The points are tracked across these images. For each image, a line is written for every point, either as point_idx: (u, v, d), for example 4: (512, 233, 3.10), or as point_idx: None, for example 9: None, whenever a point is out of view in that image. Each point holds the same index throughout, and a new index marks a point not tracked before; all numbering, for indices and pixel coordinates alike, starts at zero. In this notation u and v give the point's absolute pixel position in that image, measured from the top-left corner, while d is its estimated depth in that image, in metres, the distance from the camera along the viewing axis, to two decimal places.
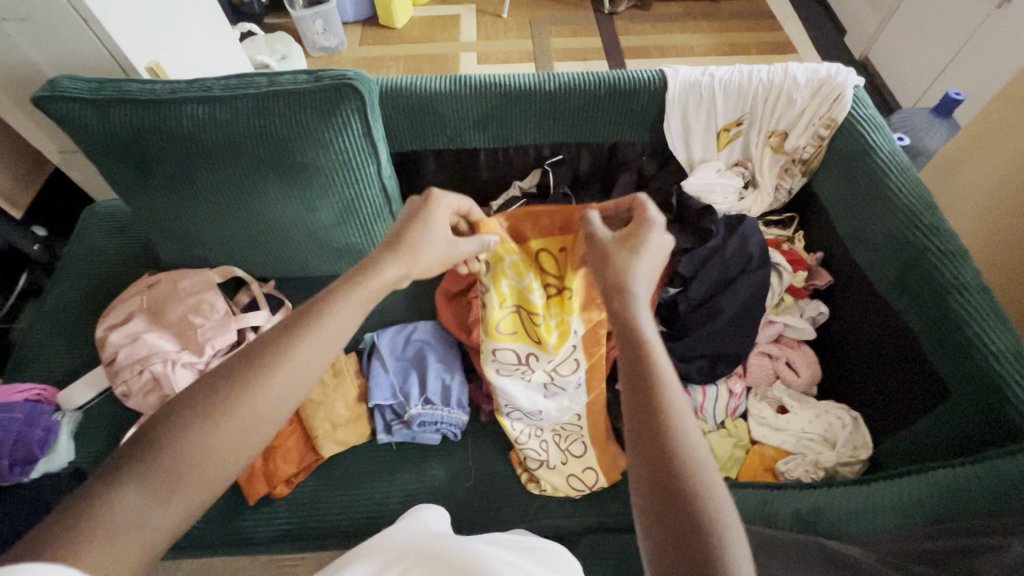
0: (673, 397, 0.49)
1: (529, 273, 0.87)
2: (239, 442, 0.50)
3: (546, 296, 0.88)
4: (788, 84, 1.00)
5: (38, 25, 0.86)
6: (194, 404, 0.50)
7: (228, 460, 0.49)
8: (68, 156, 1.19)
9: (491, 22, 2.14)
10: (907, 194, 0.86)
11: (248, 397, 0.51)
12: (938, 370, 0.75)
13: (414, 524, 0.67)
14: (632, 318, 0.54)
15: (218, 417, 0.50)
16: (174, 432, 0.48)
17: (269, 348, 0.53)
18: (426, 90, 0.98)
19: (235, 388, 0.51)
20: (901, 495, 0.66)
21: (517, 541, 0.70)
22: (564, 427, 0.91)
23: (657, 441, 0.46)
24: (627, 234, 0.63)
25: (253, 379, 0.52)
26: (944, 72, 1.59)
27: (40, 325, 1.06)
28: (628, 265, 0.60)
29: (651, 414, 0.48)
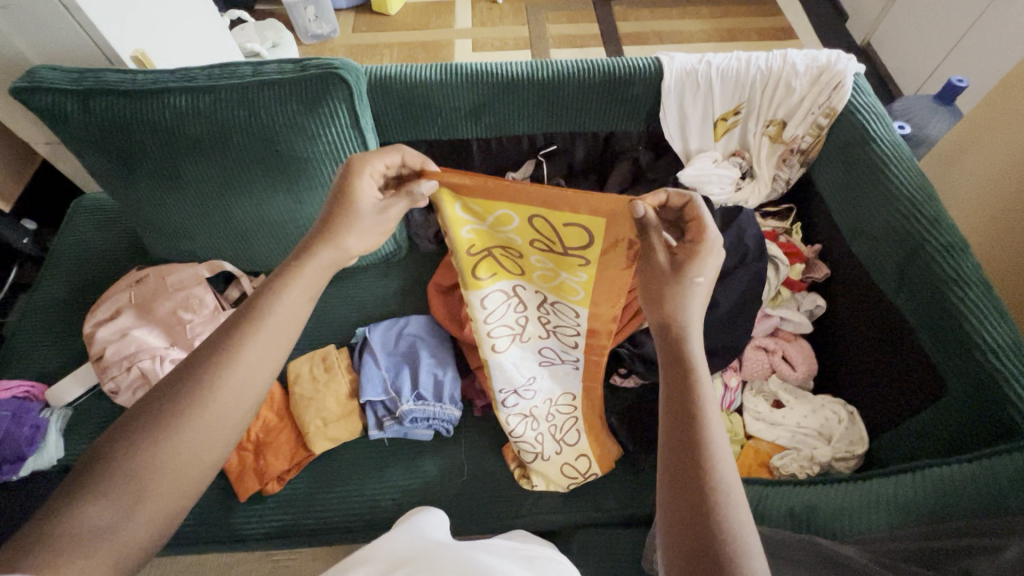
0: (715, 436, 0.48)
1: (513, 225, 0.64)
2: (205, 442, 0.49)
3: (536, 253, 0.67)
4: (788, 72, 0.98)
5: (18, 13, 0.83)
6: (152, 411, 0.49)
7: (198, 461, 0.49)
8: (56, 148, 1.17)
9: (487, 8, 2.10)
10: (907, 186, 0.84)
11: (207, 396, 0.50)
12: (936, 366, 0.74)
13: (412, 532, 0.66)
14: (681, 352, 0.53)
15: (179, 421, 0.48)
16: (133, 441, 0.47)
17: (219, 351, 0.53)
18: (416, 79, 0.96)
19: (194, 391, 0.50)
20: (896, 492, 0.65)
21: (517, 550, 0.68)
22: (558, 416, 0.85)
23: (691, 480, 0.46)
24: (680, 254, 0.57)
25: (213, 377, 0.51)
26: (947, 59, 1.56)
27: (28, 321, 1.05)
28: (681, 299, 0.55)
29: (689, 457, 0.48)
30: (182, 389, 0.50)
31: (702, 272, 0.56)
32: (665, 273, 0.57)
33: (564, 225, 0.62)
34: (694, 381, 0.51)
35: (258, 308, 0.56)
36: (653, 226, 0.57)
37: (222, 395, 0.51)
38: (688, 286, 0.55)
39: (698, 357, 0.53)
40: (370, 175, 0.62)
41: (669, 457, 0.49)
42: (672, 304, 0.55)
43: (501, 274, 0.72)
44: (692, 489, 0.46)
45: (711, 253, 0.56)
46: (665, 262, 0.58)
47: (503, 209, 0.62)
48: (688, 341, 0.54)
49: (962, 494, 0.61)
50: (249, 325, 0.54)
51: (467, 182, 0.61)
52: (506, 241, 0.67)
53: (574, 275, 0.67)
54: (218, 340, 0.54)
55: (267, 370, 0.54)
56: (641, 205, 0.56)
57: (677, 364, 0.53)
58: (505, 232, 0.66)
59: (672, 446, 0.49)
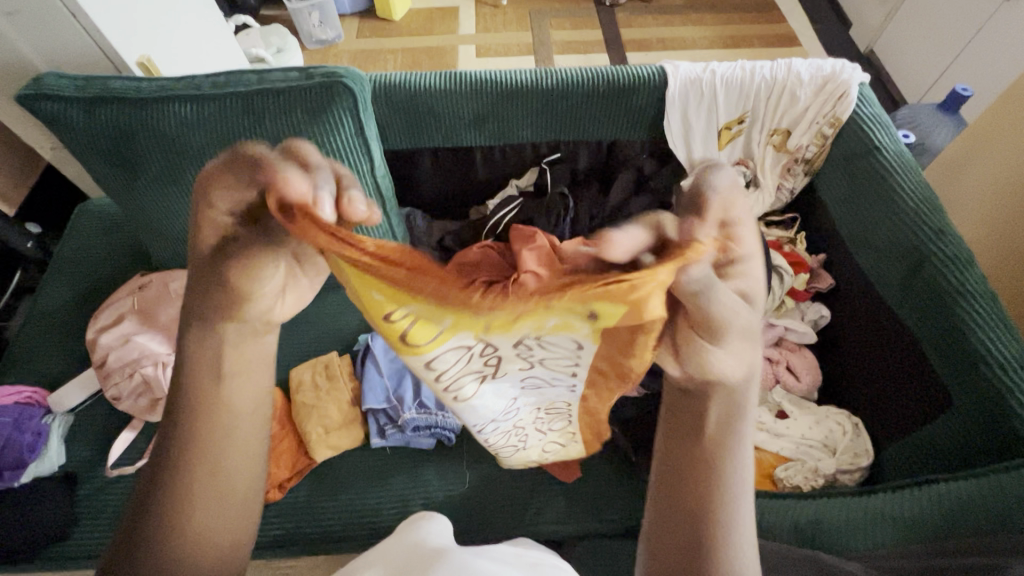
0: (733, 513, 0.41)
1: (495, 334, 0.36)
2: (216, 533, 0.42)
3: (527, 345, 0.39)
4: (792, 81, 0.98)
5: (26, 19, 0.83)
6: (142, 512, 0.41)
7: (228, 530, 0.43)
8: (61, 153, 1.17)
9: (490, 14, 2.11)
10: (914, 196, 0.83)
11: (199, 490, 0.41)
12: (942, 380, 0.73)
13: (412, 538, 0.64)
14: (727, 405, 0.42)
15: (177, 523, 0.40)
16: (131, 556, 0.40)
17: (203, 394, 0.42)
18: (421, 86, 0.96)
19: (195, 447, 0.41)
20: (901, 508, 0.65)
21: (521, 556, 0.68)
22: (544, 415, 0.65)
23: (683, 533, 0.42)
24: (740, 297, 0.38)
25: (197, 466, 0.41)
26: (949, 68, 1.56)
27: (31, 326, 1.05)
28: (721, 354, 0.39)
29: (689, 512, 0.42)
30: (164, 486, 0.41)
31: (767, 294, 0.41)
32: (747, 331, 0.38)
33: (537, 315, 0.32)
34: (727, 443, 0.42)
35: (206, 365, 0.42)
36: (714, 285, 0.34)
37: (219, 479, 0.42)
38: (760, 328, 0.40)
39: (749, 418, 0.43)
40: (219, 212, 0.36)
41: (671, 521, 0.43)
42: (746, 358, 0.40)
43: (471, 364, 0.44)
44: (685, 566, 0.41)
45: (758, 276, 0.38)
46: (747, 319, 0.38)
47: (478, 318, 0.33)
48: (738, 401, 0.42)
49: (966, 513, 0.60)
50: (215, 391, 0.42)
51: (386, 254, 0.32)
52: (479, 339, 0.37)
53: (577, 348, 0.41)
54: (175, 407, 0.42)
55: (253, 434, 0.44)
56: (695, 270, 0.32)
57: (710, 425, 0.42)
58: (480, 336, 0.36)
59: (673, 510, 0.43)
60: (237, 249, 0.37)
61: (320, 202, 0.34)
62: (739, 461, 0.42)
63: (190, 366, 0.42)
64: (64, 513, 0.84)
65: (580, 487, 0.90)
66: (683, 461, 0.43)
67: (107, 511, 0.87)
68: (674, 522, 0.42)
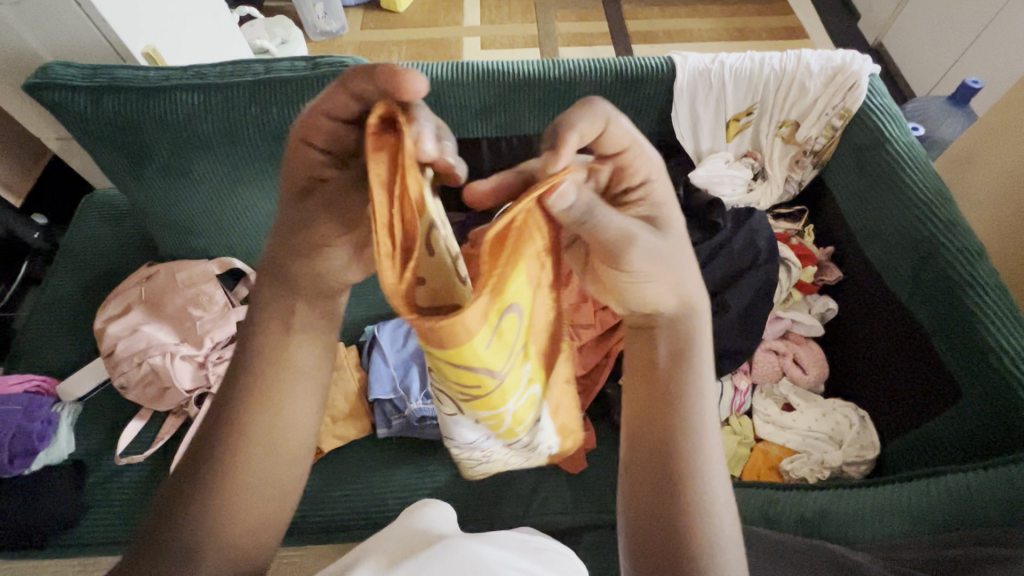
0: (704, 441, 0.46)
1: (482, 352, 0.41)
2: (265, 494, 0.45)
3: (507, 364, 0.45)
4: (801, 72, 0.98)
5: (31, 8, 0.83)
6: (202, 464, 0.45)
7: (260, 514, 0.45)
8: (66, 144, 1.17)
9: (495, 5, 2.09)
10: (923, 187, 0.83)
11: (259, 449, 0.45)
12: (950, 373, 0.73)
13: (419, 527, 0.63)
14: (680, 339, 0.48)
15: (235, 479, 0.44)
16: (191, 503, 0.44)
17: (252, 386, 0.46)
18: (428, 76, 0.96)
19: (239, 433, 0.45)
20: (908, 500, 0.65)
21: (524, 541, 0.67)
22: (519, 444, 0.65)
23: (663, 466, 0.45)
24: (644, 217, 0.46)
25: (260, 427, 0.45)
26: (959, 61, 1.55)
27: (38, 316, 1.05)
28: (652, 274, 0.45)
29: (665, 446, 0.45)
30: (226, 443, 0.45)
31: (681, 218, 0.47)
32: (660, 253, 0.44)
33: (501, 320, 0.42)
34: (689, 377, 0.47)
35: (266, 353, 0.47)
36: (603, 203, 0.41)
37: (276, 442, 0.46)
38: (685, 250, 0.46)
39: (704, 351, 0.48)
40: (313, 151, 0.41)
41: (649, 457, 0.46)
42: (688, 286, 0.47)
43: (474, 403, 0.49)
44: (668, 499, 0.44)
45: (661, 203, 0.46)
46: (658, 242, 0.44)
47: (461, 336, 0.38)
48: (692, 334, 0.48)
49: (974, 505, 0.60)
50: (283, 360, 0.47)
51: (391, 222, 0.35)
52: (476, 370, 0.43)
53: (528, 337, 0.48)
54: (242, 372, 0.46)
55: (310, 407, 0.48)
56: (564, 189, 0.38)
57: (666, 356, 0.48)
58: (471, 365, 0.42)
59: (650, 448, 0.46)
60: (329, 188, 0.43)
61: (422, 138, 0.35)
62: (700, 390, 0.47)
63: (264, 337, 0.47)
64: (74, 502, 0.85)
65: (585, 478, 0.90)
66: (656, 397, 0.47)
67: (116, 499, 0.88)
68: (653, 457, 0.46)
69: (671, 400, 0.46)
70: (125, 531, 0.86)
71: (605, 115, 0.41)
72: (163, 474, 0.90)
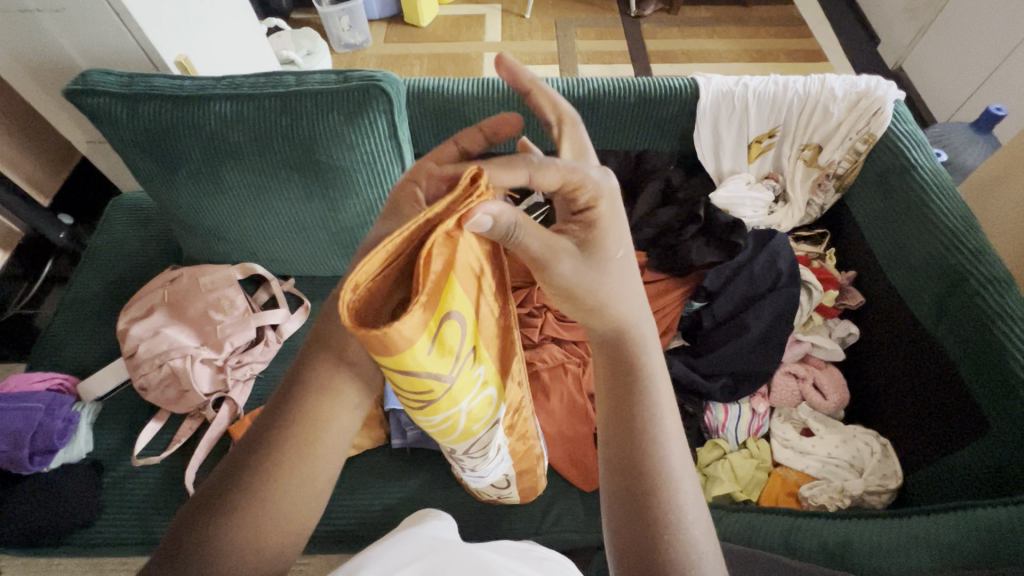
0: (669, 452, 0.47)
1: (426, 355, 0.42)
2: (290, 509, 0.46)
3: (456, 367, 0.47)
4: (825, 97, 0.98)
5: (73, 17, 0.86)
6: (235, 477, 0.46)
7: (282, 530, 0.46)
8: (96, 146, 1.20)
9: (516, 22, 2.12)
10: (948, 216, 0.83)
11: (289, 471, 0.46)
12: (979, 404, 0.72)
13: (421, 533, 0.61)
14: (634, 360, 0.51)
15: (266, 491, 0.46)
16: (214, 514, 0.45)
17: (296, 407, 0.48)
18: (452, 91, 0.98)
19: (277, 448, 0.47)
20: (936, 534, 0.64)
21: (527, 550, 0.65)
22: (469, 451, 0.60)
23: (633, 484, 0.46)
24: (583, 240, 0.51)
25: (299, 444, 0.47)
26: (984, 85, 1.54)
27: (64, 315, 1.07)
28: (607, 282, 0.50)
29: (632, 462, 0.46)
30: (262, 460, 0.47)
31: (617, 246, 0.52)
32: (580, 275, 0.49)
33: (441, 324, 0.44)
34: (646, 393, 0.49)
35: (315, 380, 0.50)
36: (521, 225, 0.45)
37: (308, 468, 0.47)
38: (610, 274, 0.51)
39: (658, 371, 0.51)
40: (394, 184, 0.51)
41: (620, 474, 0.47)
42: (614, 309, 0.51)
43: (422, 411, 0.48)
44: (642, 513, 0.44)
45: (612, 226, 0.51)
46: (578, 268, 0.49)
47: (409, 342, 0.40)
48: (641, 353, 0.51)
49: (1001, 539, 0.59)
50: (335, 386, 0.50)
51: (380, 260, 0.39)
52: (425, 374, 0.44)
53: (467, 336, 0.49)
54: (289, 396, 0.49)
55: (344, 440, 0.50)
56: (482, 214, 0.41)
57: (618, 376, 0.50)
58: (421, 372, 0.43)
59: (619, 464, 0.47)
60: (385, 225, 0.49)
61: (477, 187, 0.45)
62: (657, 400, 0.49)
63: (323, 363, 0.50)
64: (90, 500, 0.86)
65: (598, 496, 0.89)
66: (617, 412, 0.49)
67: (131, 499, 0.89)
68: (623, 474, 0.46)
69: (633, 414, 0.48)
70: (137, 532, 0.86)
71: (525, 169, 0.45)
72: (178, 476, 0.91)
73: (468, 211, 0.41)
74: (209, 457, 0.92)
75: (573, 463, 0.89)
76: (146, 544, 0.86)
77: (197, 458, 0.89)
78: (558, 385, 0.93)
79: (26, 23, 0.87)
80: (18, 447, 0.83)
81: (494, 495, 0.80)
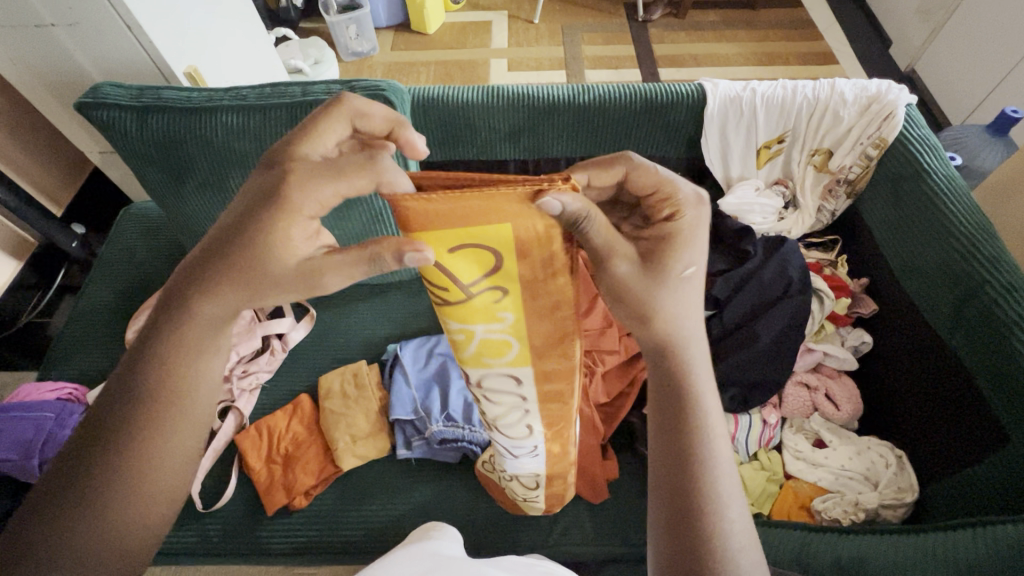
0: (719, 476, 0.45)
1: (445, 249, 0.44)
2: (179, 446, 0.47)
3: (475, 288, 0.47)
4: (835, 101, 0.97)
5: (85, 31, 0.87)
6: (64, 497, 0.43)
7: (173, 466, 0.47)
8: (108, 157, 1.21)
9: (522, 28, 2.12)
10: (963, 221, 0.81)
11: (164, 413, 0.46)
12: (999, 417, 0.70)
13: (423, 549, 0.61)
14: (686, 378, 0.48)
15: (146, 436, 0.45)
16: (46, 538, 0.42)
17: (166, 349, 0.47)
18: (457, 100, 0.97)
19: (154, 389, 0.46)
20: (956, 552, 0.61)
21: (533, 565, 0.65)
22: (495, 395, 0.59)
23: (682, 507, 0.44)
24: (650, 254, 0.48)
25: (168, 384, 0.47)
26: (999, 88, 1.51)
27: (74, 324, 1.08)
28: (657, 301, 0.47)
29: (680, 484, 0.45)
30: (97, 474, 0.44)
31: (686, 264, 0.47)
32: (634, 281, 0.47)
33: (473, 241, 0.43)
34: (694, 413, 0.47)
35: None
36: (593, 219, 0.42)
37: (152, 475, 0.45)
38: (667, 287, 0.47)
39: (709, 388, 0.49)
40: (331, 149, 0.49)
41: (666, 497, 0.46)
42: (662, 323, 0.48)
43: (443, 312, 0.50)
44: (686, 540, 0.43)
45: (690, 244, 0.48)
46: (635, 273, 0.47)
47: (429, 224, 0.42)
48: (689, 370, 0.49)
49: (1012, 555, 0.57)
50: (185, 385, 0.47)
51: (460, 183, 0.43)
52: (438, 270, 0.45)
53: (507, 278, 0.47)
54: (162, 340, 0.47)
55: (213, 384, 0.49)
56: (552, 198, 0.40)
57: (668, 393, 0.48)
58: (443, 265, 0.45)
59: (666, 486, 0.46)
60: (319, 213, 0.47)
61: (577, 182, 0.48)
62: (706, 420, 0.47)
63: (170, 360, 0.47)
64: None
65: (606, 507, 0.88)
66: (666, 432, 0.48)
67: None
68: (669, 497, 0.45)
69: (680, 434, 0.47)
70: None
71: (622, 167, 0.48)
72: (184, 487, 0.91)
73: (542, 190, 0.41)
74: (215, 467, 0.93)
75: (581, 475, 0.87)
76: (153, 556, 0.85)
77: (202, 467, 0.89)
78: None
79: (41, 37, 0.89)
80: (28, 457, 0.84)
81: (517, 495, 0.79)
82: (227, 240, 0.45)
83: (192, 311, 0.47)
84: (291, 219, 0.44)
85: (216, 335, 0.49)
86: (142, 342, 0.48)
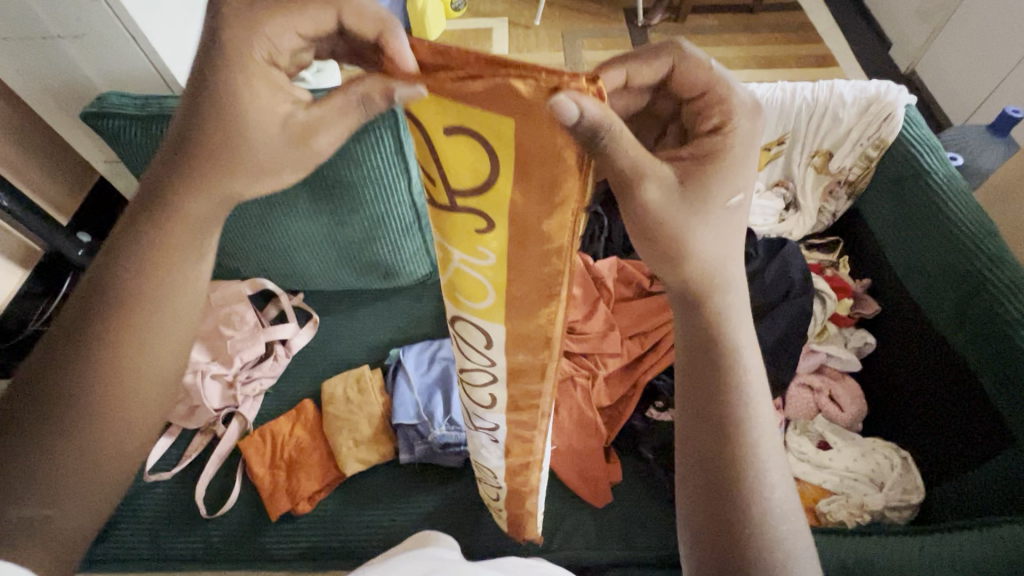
0: (762, 441, 0.42)
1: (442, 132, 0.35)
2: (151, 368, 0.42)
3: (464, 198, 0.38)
4: (834, 102, 0.97)
5: (91, 42, 0.88)
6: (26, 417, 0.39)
7: (144, 387, 0.42)
8: (113, 166, 1.22)
9: (523, 35, 2.14)
10: (964, 219, 0.80)
11: (136, 329, 0.41)
12: (1006, 419, 0.69)
13: (425, 554, 0.61)
14: (726, 337, 0.44)
15: (116, 354, 0.41)
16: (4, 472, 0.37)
17: (143, 252, 0.42)
18: None
19: (125, 301, 0.41)
20: (962, 554, 0.60)
21: (533, 567, 0.65)
22: (469, 350, 0.53)
23: (721, 476, 0.41)
24: (692, 168, 0.41)
25: (146, 296, 0.42)
26: (1000, 86, 1.51)
27: None
28: (693, 234, 0.41)
29: (720, 452, 0.42)
30: (57, 397, 0.39)
31: (732, 190, 0.41)
32: (667, 206, 0.39)
33: (474, 134, 0.35)
34: (733, 376, 0.43)
35: None
36: (618, 131, 0.34)
37: (120, 399, 0.40)
38: (709, 220, 0.41)
39: (750, 349, 0.44)
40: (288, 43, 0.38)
41: (703, 465, 0.42)
42: (693, 268, 0.42)
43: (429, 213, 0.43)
44: (728, 507, 0.40)
45: (741, 157, 0.41)
46: (669, 198, 0.39)
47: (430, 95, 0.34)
48: (729, 329, 0.44)
49: None
50: (159, 301, 0.42)
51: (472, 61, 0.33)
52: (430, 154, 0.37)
53: (499, 201, 0.38)
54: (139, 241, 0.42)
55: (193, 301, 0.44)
56: (569, 98, 0.31)
57: (705, 354, 0.44)
58: (435, 147, 0.37)
59: (704, 452, 0.42)
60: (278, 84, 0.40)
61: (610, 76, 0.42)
62: (746, 380, 0.43)
63: (143, 266, 0.42)
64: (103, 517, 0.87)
65: (609, 511, 0.87)
66: (702, 397, 0.43)
67: (141, 518, 0.88)
68: (708, 465, 0.42)
69: (719, 399, 0.42)
70: (149, 549, 0.86)
71: (668, 58, 0.43)
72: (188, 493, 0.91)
73: (558, 87, 0.31)
74: (219, 472, 0.93)
75: (584, 479, 0.88)
76: (157, 563, 0.85)
77: (207, 473, 0.90)
78: (568, 399, 0.92)
79: (47, 48, 0.90)
80: None
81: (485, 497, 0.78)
82: (209, 157, 0.41)
83: (178, 209, 0.42)
84: (244, 69, 0.38)
85: (199, 238, 0.44)
86: (114, 249, 0.43)
